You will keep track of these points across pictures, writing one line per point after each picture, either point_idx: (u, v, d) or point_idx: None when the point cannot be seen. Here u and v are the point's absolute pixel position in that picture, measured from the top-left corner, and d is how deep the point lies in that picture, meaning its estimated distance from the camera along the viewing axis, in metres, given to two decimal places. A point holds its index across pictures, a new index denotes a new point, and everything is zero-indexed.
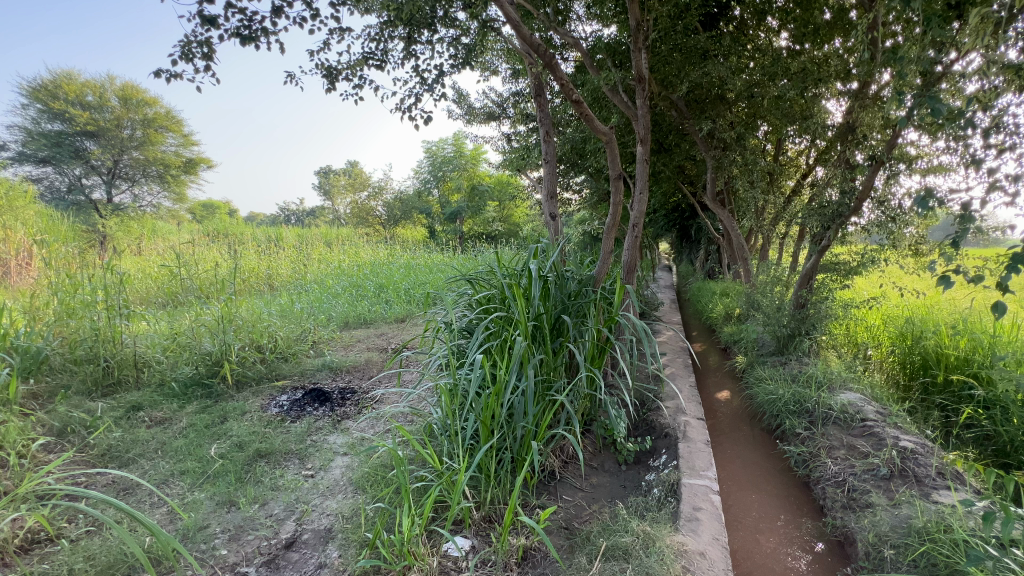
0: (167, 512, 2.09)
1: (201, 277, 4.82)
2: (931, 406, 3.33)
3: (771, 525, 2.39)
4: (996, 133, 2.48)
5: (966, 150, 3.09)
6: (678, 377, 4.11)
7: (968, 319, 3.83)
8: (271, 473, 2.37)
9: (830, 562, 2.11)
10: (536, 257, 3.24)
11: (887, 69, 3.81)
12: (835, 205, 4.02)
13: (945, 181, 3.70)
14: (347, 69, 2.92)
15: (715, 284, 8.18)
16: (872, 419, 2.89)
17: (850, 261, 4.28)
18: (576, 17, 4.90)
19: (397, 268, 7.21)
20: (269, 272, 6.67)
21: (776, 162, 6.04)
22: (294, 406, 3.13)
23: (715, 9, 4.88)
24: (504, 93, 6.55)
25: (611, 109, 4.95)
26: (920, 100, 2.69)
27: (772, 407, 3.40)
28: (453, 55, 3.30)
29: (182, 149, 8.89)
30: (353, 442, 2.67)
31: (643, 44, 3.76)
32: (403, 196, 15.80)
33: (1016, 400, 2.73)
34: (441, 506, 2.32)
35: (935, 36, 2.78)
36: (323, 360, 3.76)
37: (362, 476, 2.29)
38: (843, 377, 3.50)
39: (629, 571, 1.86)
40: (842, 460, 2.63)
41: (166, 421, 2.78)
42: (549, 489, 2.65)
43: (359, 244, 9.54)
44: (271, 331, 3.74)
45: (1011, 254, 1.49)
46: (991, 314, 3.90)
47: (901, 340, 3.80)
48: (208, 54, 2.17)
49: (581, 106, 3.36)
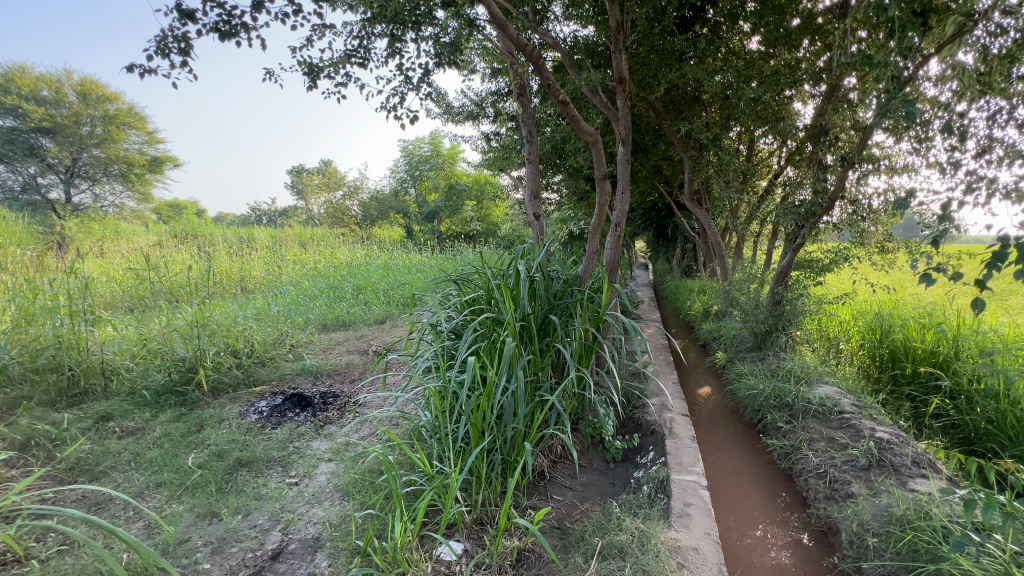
0: (144, 526, 2.00)
1: (171, 280, 4.65)
2: (902, 398, 3.46)
3: (757, 518, 2.44)
4: (961, 136, 2.59)
5: (929, 151, 3.23)
6: (661, 373, 4.18)
7: (933, 313, 4.01)
8: (254, 482, 2.30)
9: (816, 552, 2.17)
10: (522, 257, 3.23)
11: (855, 73, 3.95)
12: (808, 205, 4.14)
13: (910, 181, 3.85)
14: (329, 66, 2.85)
15: (692, 282, 8.34)
16: (849, 411, 3.00)
17: (824, 259, 4.45)
18: (554, 18, 4.89)
19: (375, 269, 7.11)
20: (242, 273, 6.48)
21: (749, 162, 6.20)
22: (274, 412, 3.05)
23: (689, 13, 4.90)
24: (482, 92, 6.53)
25: (592, 109, 4.99)
26: (891, 103, 2.78)
27: (754, 402, 3.49)
28: (436, 54, 3.26)
29: (146, 147, 8.67)
30: (338, 448, 2.62)
31: (623, 44, 3.80)
32: (380, 196, 15.62)
33: (980, 390, 2.87)
34: (432, 510, 2.30)
35: (902, 41, 2.88)
36: (302, 364, 3.67)
37: (350, 483, 2.25)
38: (820, 371, 3.61)
39: (626, 569, 1.87)
40: (823, 452, 2.71)
41: (138, 431, 2.66)
42: (539, 489, 2.65)
43: (336, 245, 9.37)
44: (248, 335, 3.63)
45: (990, 253, 1.54)
46: (954, 308, 4.09)
47: (872, 334, 3.94)
48: (186, 50, 2.09)
49: (567, 106, 3.35)
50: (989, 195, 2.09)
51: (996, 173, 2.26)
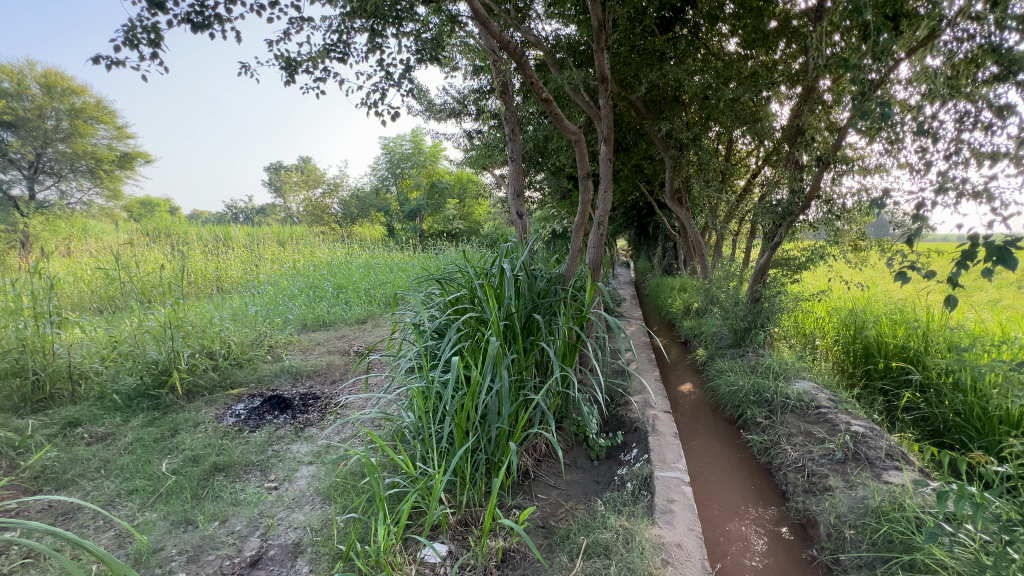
0: (114, 536, 1.92)
1: (143, 280, 4.50)
2: (874, 392, 3.56)
3: (739, 513, 2.48)
4: (931, 137, 2.67)
5: (901, 152, 3.32)
6: (643, 371, 4.21)
7: (904, 309, 4.14)
8: (231, 487, 2.24)
9: (795, 544, 2.21)
10: (506, 256, 3.21)
11: (830, 75, 4.03)
12: (785, 204, 4.22)
13: (882, 181, 3.95)
14: (308, 61, 2.78)
15: (672, 280, 8.44)
16: (826, 406, 3.07)
17: (800, 257, 4.57)
18: (536, 16, 4.88)
19: (356, 268, 7.01)
20: (218, 273, 6.31)
21: (728, 162, 6.29)
22: (252, 414, 2.97)
23: (670, 13, 4.89)
24: (464, 89, 6.49)
25: (574, 108, 4.99)
26: (864, 104, 2.84)
27: (734, 398, 3.54)
28: (417, 50, 3.21)
29: (116, 142, 8.49)
30: (319, 450, 2.57)
31: (605, 43, 3.80)
32: (360, 193, 15.42)
33: (949, 384, 2.96)
34: (416, 512, 2.27)
35: (875, 44, 2.95)
36: (282, 365, 3.60)
37: (332, 487, 2.20)
38: (797, 367, 3.69)
39: (611, 567, 1.88)
40: (801, 446, 2.77)
41: (108, 437, 2.56)
42: (524, 488, 2.65)
43: (315, 243, 9.21)
44: (224, 336, 3.53)
45: (962, 252, 1.58)
46: (924, 305, 4.22)
47: (847, 330, 4.04)
48: (156, 41, 2.01)
49: (550, 104, 3.33)
50: (958, 195, 2.16)
51: (965, 174, 2.32)
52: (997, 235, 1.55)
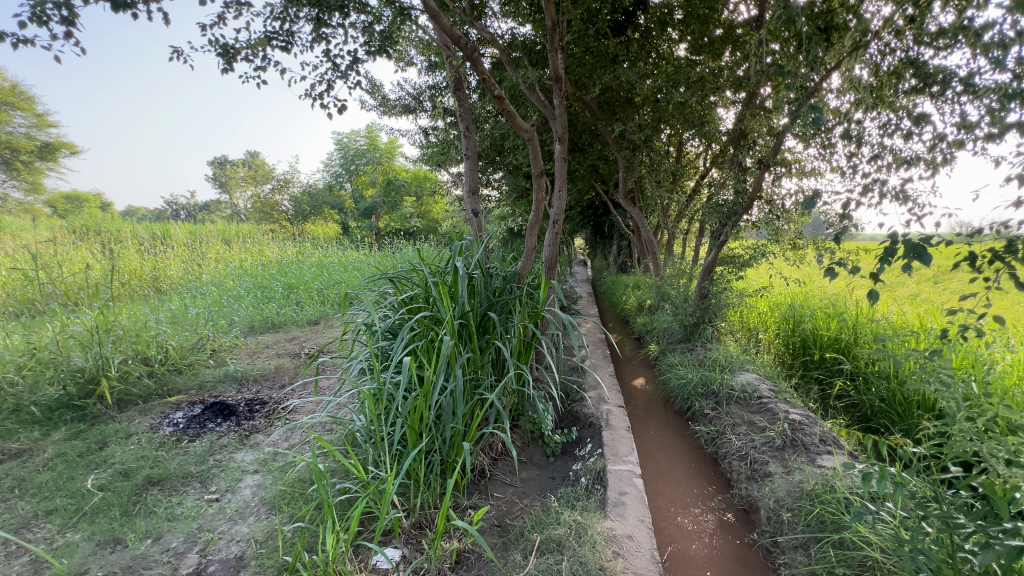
0: (29, 561, 1.75)
1: (67, 280, 4.13)
2: (811, 381, 3.79)
3: (687, 502, 2.57)
4: (858, 143, 2.86)
5: (833, 156, 3.54)
6: (598, 367, 4.29)
7: (837, 304, 4.43)
8: (167, 502, 2.09)
9: (738, 529, 2.31)
10: (461, 254, 3.17)
11: (770, 82, 4.23)
12: (730, 205, 4.42)
13: (817, 183, 4.19)
14: (247, 49, 2.63)
15: (627, 278, 8.66)
16: (767, 396, 3.23)
17: (744, 255, 4.80)
18: (492, 13, 4.86)
19: (308, 267, 6.74)
20: (155, 272, 5.88)
21: (679, 163, 6.51)
22: (192, 423, 2.79)
23: (622, 16, 5.03)
24: (420, 85, 6.39)
25: (529, 107, 5.01)
26: (799, 110, 3.00)
27: (683, 391, 3.67)
28: (367, 42, 3.11)
29: (35, 131, 7.49)
30: (265, 458, 2.44)
31: (559, 43, 3.83)
32: (312, 190, 14.86)
33: (875, 372, 3.19)
34: (368, 518, 2.20)
35: (809, 53, 3.12)
36: (226, 370, 3.40)
37: (278, 496, 2.09)
38: (742, 360, 3.87)
39: (564, 562, 1.89)
40: (744, 435, 2.90)
41: (24, 453, 2.33)
42: (480, 488, 2.63)
43: (264, 242, 8.78)
44: (161, 340, 3.29)
45: (883, 249, 1.69)
46: (854, 300, 4.53)
47: (787, 324, 4.27)
48: (69, 18, 1.84)
49: (503, 102, 3.34)
50: (881, 197, 2.32)
51: (888, 177, 2.50)
52: (913, 234, 1.67)
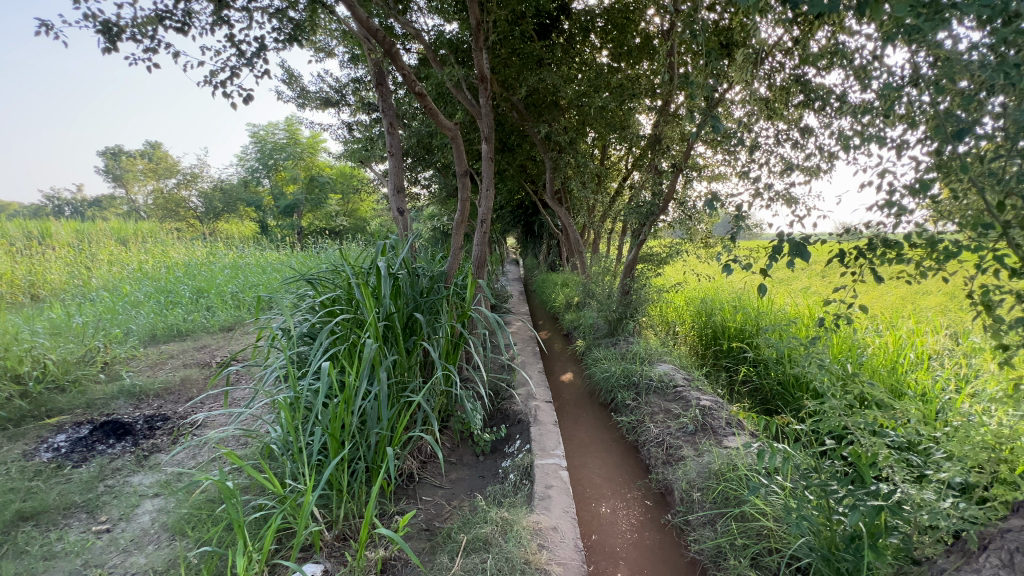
0: None
1: None
2: (720, 369, 4.10)
3: (610, 490, 2.69)
4: (756, 151, 3.14)
5: (736, 162, 3.85)
6: (528, 364, 4.37)
7: (741, 297, 4.84)
8: (43, 538, 1.83)
9: (656, 511, 2.46)
10: (385, 254, 3.07)
11: (682, 91, 4.52)
12: (648, 205, 4.68)
13: (723, 186, 4.54)
14: (134, 28, 2.37)
15: (556, 276, 8.89)
16: (681, 384, 3.46)
17: (661, 253, 5.12)
18: (416, 8, 4.76)
19: (220, 269, 6.22)
20: (29, 277, 5.13)
21: (602, 165, 6.78)
22: (77, 446, 2.47)
23: (548, 21, 5.17)
24: (342, 78, 6.13)
25: (456, 105, 4.97)
26: (705, 119, 3.23)
27: (607, 384, 3.84)
28: (277, 29, 2.91)
29: None
30: (167, 480, 2.22)
31: (483, 42, 3.83)
32: (225, 186, 13.72)
33: (773, 358, 3.51)
34: (285, 534, 2.08)
35: (714, 66, 3.37)
36: (120, 385, 3.05)
37: (182, 519, 1.91)
38: (660, 352, 4.11)
39: (490, 560, 1.90)
40: (661, 422, 3.08)
41: None
42: (408, 493, 2.58)
43: (167, 241, 7.97)
44: (36, 355, 2.88)
45: (773, 246, 1.88)
46: (756, 293, 4.97)
47: (699, 317, 4.60)
48: None
49: (425, 99, 3.29)
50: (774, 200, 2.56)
51: (780, 182, 2.77)
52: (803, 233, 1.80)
